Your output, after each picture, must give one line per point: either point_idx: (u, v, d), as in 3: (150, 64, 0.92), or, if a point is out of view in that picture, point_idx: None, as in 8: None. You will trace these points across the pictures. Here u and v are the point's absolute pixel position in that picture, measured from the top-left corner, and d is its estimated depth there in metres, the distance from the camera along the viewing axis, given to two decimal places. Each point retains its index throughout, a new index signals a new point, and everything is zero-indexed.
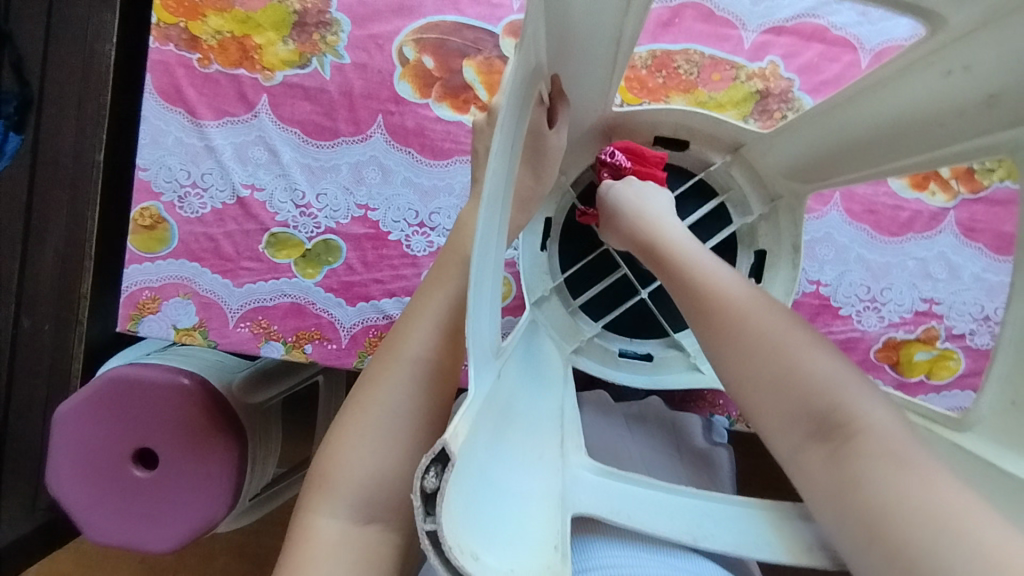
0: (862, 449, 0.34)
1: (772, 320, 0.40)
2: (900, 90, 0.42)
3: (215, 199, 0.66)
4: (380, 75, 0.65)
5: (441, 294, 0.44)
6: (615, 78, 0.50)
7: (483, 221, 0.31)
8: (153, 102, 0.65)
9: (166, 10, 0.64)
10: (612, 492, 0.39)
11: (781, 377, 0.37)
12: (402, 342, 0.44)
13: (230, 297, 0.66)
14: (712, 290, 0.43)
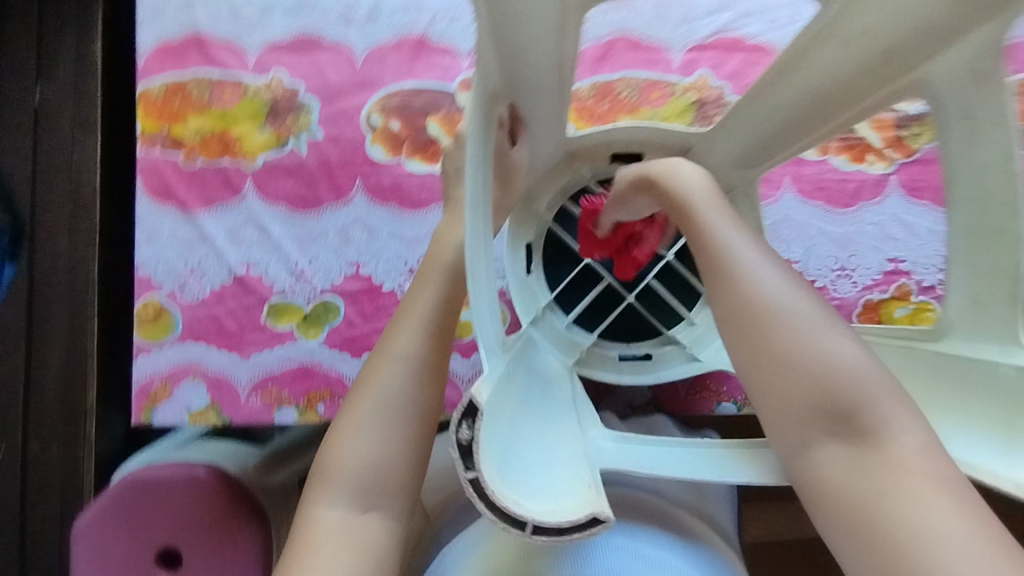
0: (897, 463, 0.33)
1: (828, 327, 0.37)
2: (813, 65, 0.47)
3: (213, 281, 0.69)
4: (354, 144, 0.71)
5: (428, 295, 0.49)
6: (565, 102, 0.57)
7: (472, 231, 0.36)
8: (146, 202, 0.70)
9: (148, 119, 0.70)
10: (632, 453, 0.40)
11: (827, 386, 0.35)
12: (392, 342, 0.47)
13: (238, 371, 0.68)
14: (778, 293, 0.38)
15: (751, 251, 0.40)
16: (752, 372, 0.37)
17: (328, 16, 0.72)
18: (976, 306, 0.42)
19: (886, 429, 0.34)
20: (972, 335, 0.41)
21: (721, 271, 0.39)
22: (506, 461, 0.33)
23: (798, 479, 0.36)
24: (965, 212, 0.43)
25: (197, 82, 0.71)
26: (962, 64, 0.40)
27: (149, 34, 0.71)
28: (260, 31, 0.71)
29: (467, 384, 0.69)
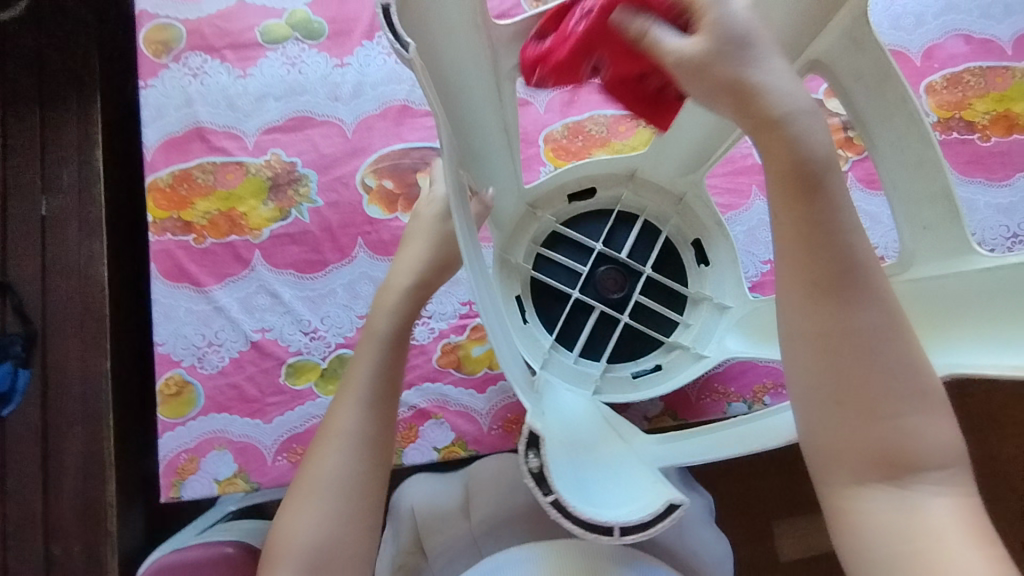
0: (934, 515, 0.36)
1: (923, 379, 0.37)
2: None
3: (231, 350, 0.72)
4: (352, 206, 0.76)
5: (361, 376, 0.54)
6: (516, 156, 0.61)
7: (475, 286, 0.42)
8: (161, 285, 0.74)
9: (159, 208, 0.75)
10: (678, 449, 0.45)
11: (895, 439, 0.37)
12: (331, 422, 0.54)
13: (263, 435, 0.70)
14: (884, 341, 0.36)
15: (866, 285, 0.37)
16: (834, 410, 0.37)
17: (317, 96, 0.79)
18: (926, 232, 0.44)
19: (931, 480, 0.37)
20: (934, 256, 0.44)
21: (817, 295, 0.37)
22: (577, 485, 0.37)
23: (831, 506, 0.39)
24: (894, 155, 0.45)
25: (202, 169, 0.77)
26: (839, 38, 0.45)
27: (154, 132, 0.77)
28: (256, 117, 0.78)
29: (485, 417, 0.72)
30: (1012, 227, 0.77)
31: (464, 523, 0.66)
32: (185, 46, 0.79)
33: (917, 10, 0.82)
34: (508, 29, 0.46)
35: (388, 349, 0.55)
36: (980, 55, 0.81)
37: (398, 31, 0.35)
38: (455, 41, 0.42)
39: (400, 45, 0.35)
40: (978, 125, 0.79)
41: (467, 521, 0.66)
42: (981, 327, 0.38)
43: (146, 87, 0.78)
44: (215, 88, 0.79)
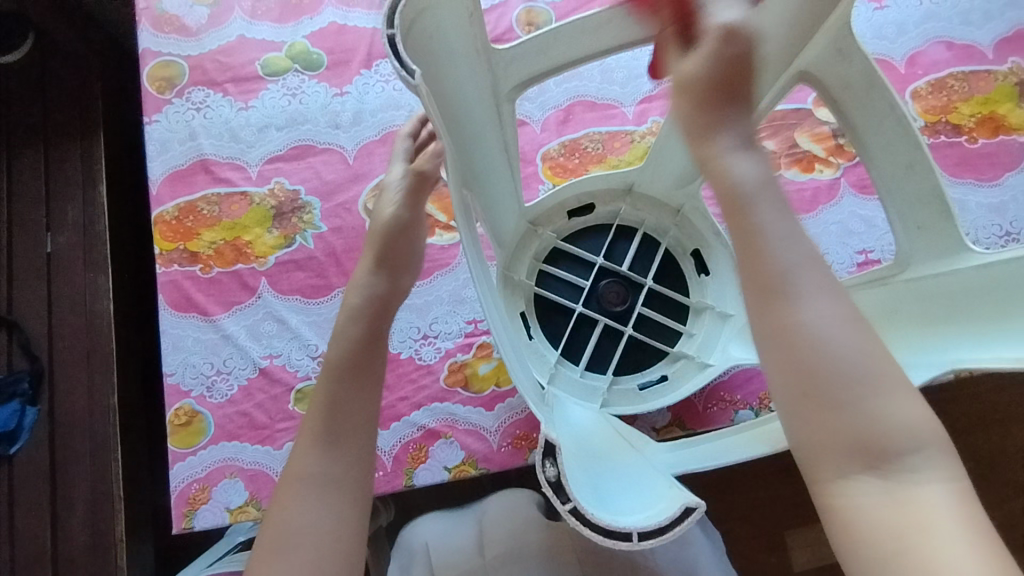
0: (926, 508, 0.33)
1: (882, 363, 0.35)
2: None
3: (239, 377, 0.73)
4: (355, 231, 0.77)
5: (324, 406, 0.48)
6: (517, 176, 0.62)
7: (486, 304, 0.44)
8: (169, 315, 0.74)
9: (165, 240, 0.76)
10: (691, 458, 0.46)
11: (868, 427, 0.35)
12: (293, 466, 0.47)
13: (273, 462, 0.71)
14: (840, 331, 0.36)
15: (807, 275, 0.36)
16: (796, 404, 0.36)
17: (318, 124, 0.80)
18: (921, 232, 0.45)
19: (917, 469, 0.34)
20: (931, 256, 0.45)
21: (764, 285, 0.37)
22: (596, 495, 0.38)
23: (821, 504, 0.37)
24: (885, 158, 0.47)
25: (207, 200, 0.78)
26: (827, 48, 0.46)
27: (159, 166, 0.79)
28: (259, 147, 0.80)
29: (495, 434, 0.71)
30: (1005, 226, 0.78)
31: (477, 559, 0.65)
32: (187, 81, 0.81)
33: (898, 19, 0.85)
34: (508, 53, 0.47)
35: (355, 372, 0.49)
36: (962, 60, 0.83)
37: (404, 60, 0.37)
38: (456, 66, 0.44)
39: (406, 73, 0.36)
40: (965, 128, 0.81)
41: (480, 558, 0.65)
42: (982, 325, 0.38)
43: (151, 122, 0.80)
44: (219, 120, 0.80)
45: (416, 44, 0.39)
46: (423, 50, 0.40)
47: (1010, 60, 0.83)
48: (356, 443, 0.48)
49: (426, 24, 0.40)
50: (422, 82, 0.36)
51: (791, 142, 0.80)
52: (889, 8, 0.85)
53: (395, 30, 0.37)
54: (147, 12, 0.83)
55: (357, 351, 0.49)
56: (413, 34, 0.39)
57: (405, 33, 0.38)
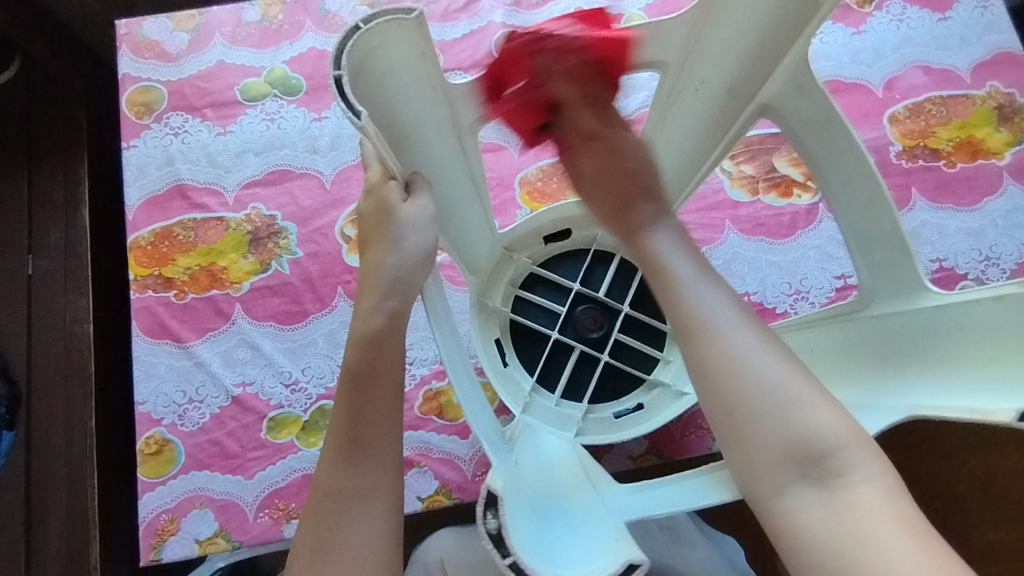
0: (859, 507, 0.37)
1: (795, 380, 0.40)
2: (682, 107, 0.56)
3: (212, 405, 0.72)
4: (331, 256, 0.77)
5: (351, 407, 0.44)
6: (487, 207, 0.64)
7: (443, 342, 0.45)
8: (143, 342, 0.74)
9: (140, 266, 0.76)
10: (650, 496, 0.46)
11: (795, 438, 0.39)
12: (321, 481, 0.44)
13: (244, 492, 0.70)
14: (763, 357, 0.41)
15: (724, 312, 0.43)
16: (726, 428, 0.40)
17: (295, 149, 0.80)
18: (882, 270, 0.47)
19: (853, 476, 0.38)
20: (895, 293, 0.46)
21: (691, 322, 0.43)
22: (536, 545, 0.39)
23: (763, 517, 0.39)
24: (845, 192, 0.49)
25: (183, 226, 0.78)
26: (784, 86, 0.48)
27: (136, 192, 0.79)
28: (236, 172, 0.80)
29: (469, 463, 0.71)
30: (984, 251, 0.78)
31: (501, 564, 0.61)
32: (166, 106, 0.81)
33: (875, 44, 0.85)
34: (463, 88, 0.49)
35: (376, 377, 0.44)
36: (939, 84, 0.83)
37: (350, 101, 0.38)
38: (413, 104, 0.46)
39: (352, 113, 0.37)
40: (943, 152, 0.81)
41: None
42: (944, 372, 0.41)
43: (129, 147, 0.80)
44: (196, 145, 0.80)
45: (364, 86, 0.41)
46: (370, 91, 0.42)
47: (988, 84, 0.83)
48: (386, 449, 0.44)
49: (378, 64, 0.42)
50: (369, 123, 0.38)
51: (769, 166, 0.80)
52: (866, 33, 0.86)
53: (343, 70, 0.38)
54: (128, 38, 0.84)
55: (376, 353, 0.44)
56: (358, 75, 0.40)
57: (353, 73, 0.39)
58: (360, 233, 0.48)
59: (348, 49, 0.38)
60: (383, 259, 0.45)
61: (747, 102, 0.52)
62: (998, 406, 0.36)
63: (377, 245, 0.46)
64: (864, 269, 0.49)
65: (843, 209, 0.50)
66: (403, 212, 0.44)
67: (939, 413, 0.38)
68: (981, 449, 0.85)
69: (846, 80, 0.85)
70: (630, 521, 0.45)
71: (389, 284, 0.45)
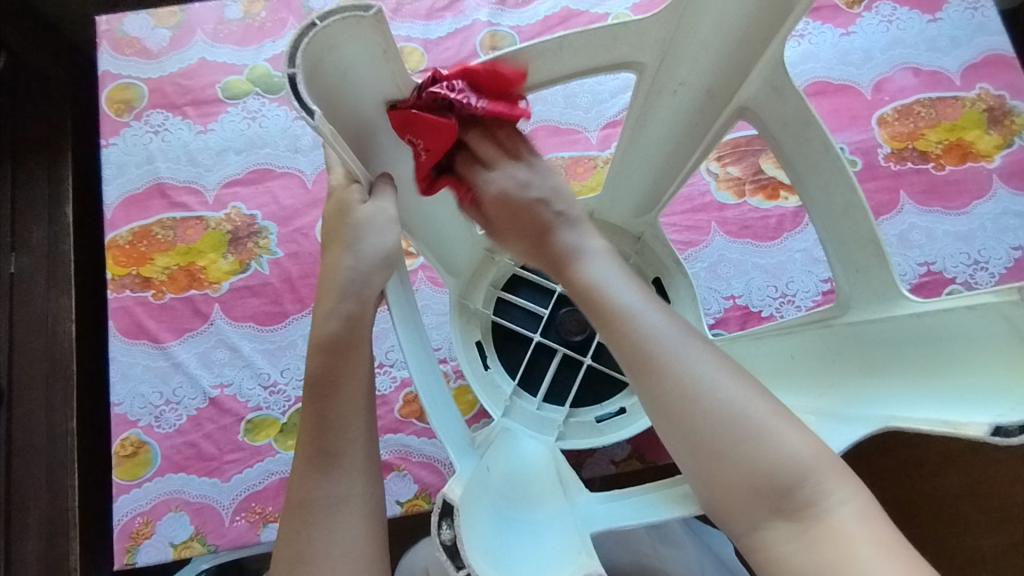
0: (836, 531, 0.36)
1: (755, 407, 0.40)
2: (660, 110, 0.56)
3: (188, 407, 0.71)
4: (312, 257, 0.76)
5: (319, 413, 0.43)
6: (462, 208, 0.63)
7: (408, 345, 0.44)
8: (119, 342, 0.73)
9: (118, 265, 0.75)
10: (619, 506, 0.44)
11: (762, 469, 0.38)
12: (294, 493, 0.43)
13: (220, 495, 0.69)
14: (716, 385, 0.40)
15: (678, 344, 0.42)
16: (693, 466, 0.40)
17: (277, 148, 0.79)
18: (859, 275, 0.47)
19: (825, 497, 0.38)
20: (871, 298, 0.46)
21: (643, 356, 0.42)
22: (492, 554, 0.38)
23: (748, 550, 0.39)
24: (822, 195, 0.49)
25: (162, 225, 0.77)
26: (761, 89, 0.49)
27: (115, 190, 0.78)
28: (217, 170, 0.79)
29: (449, 467, 0.70)
30: (972, 255, 0.77)
31: None
32: (146, 104, 0.80)
33: (864, 45, 0.84)
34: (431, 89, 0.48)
35: (340, 383, 0.43)
36: (929, 86, 0.83)
37: (304, 99, 0.37)
38: (377, 104, 0.46)
39: (306, 113, 0.37)
40: (932, 154, 0.80)
41: None
42: (922, 383, 0.40)
43: (108, 145, 0.79)
44: (176, 144, 0.79)
45: (320, 84, 0.40)
46: (327, 89, 0.41)
47: (978, 86, 0.82)
48: (356, 455, 0.43)
49: (335, 63, 0.41)
50: (323, 122, 0.37)
51: (756, 168, 0.79)
52: (855, 34, 0.85)
53: (297, 69, 0.37)
54: (108, 34, 0.83)
55: (338, 359, 0.44)
56: (314, 73, 0.40)
57: (308, 72, 0.39)
58: (322, 234, 0.46)
59: (303, 46, 0.38)
60: (340, 261, 0.44)
61: (726, 103, 0.52)
62: (967, 417, 0.36)
63: (335, 247, 0.45)
64: (842, 275, 0.48)
65: (820, 214, 0.50)
66: (360, 213, 0.43)
67: (912, 425, 0.37)
68: (969, 455, 0.84)
69: (834, 82, 0.84)
70: (596, 533, 0.43)
71: (344, 287, 0.43)
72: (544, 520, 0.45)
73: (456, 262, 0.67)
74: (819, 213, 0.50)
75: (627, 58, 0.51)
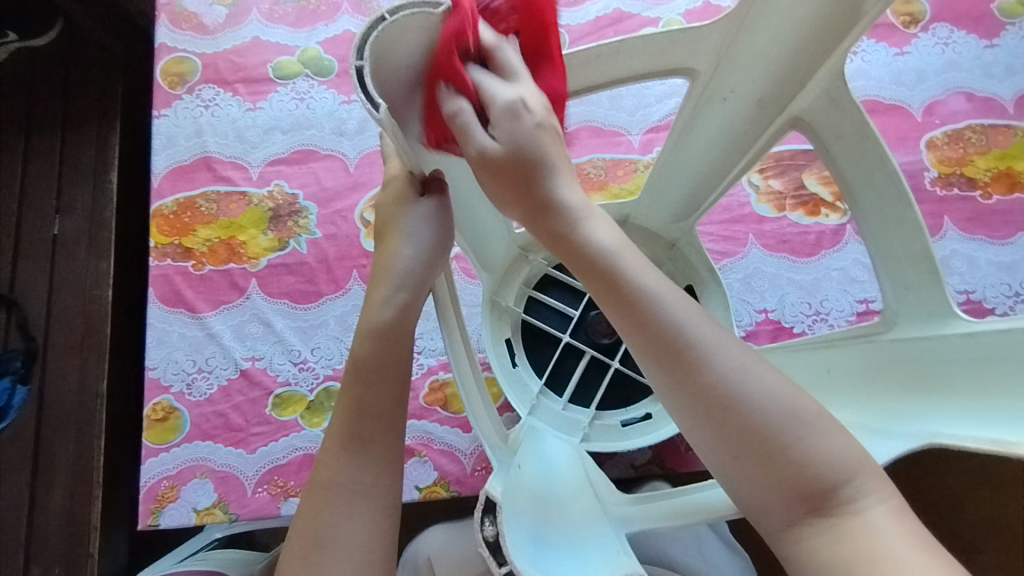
0: (873, 530, 0.33)
1: (780, 394, 0.36)
2: (709, 117, 0.55)
3: (220, 377, 0.73)
4: (350, 239, 0.77)
5: (356, 397, 0.44)
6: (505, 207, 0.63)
7: (451, 335, 0.45)
8: (157, 309, 0.75)
9: (161, 234, 0.76)
10: (649, 510, 0.46)
11: (793, 467, 0.35)
12: (321, 474, 0.43)
13: (246, 466, 0.70)
14: (736, 368, 0.36)
15: (697, 330, 0.37)
16: (725, 464, 0.36)
17: (323, 130, 0.81)
18: (908, 292, 0.47)
19: (860, 497, 0.34)
20: (915, 318, 0.46)
21: (663, 338, 0.37)
22: (530, 553, 0.40)
23: (783, 553, 0.35)
24: (874, 210, 0.48)
25: (206, 198, 0.78)
26: (819, 98, 0.48)
27: (163, 160, 0.79)
28: (262, 148, 0.80)
29: (470, 456, 0.71)
30: (1013, 286, 0.76)
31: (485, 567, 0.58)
32: (199, 78, 0.82)
33: (918, 67, 0.83)
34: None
35: (380, 370, 0.44)
36: (981, 113, 0.81)
37: (371, 93, 0.38)
38: None
39: (371, 106, 0.38)
40: (979, 182, 0.79)
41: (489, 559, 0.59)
42: (977, 402, 0.38)
43: (159, 116, 0.81)
44: (225, 119, 0.81)
45: (386, 77, 0.41)
46: (391, 83, 0.41)
47: None
48: (387, 444, 0.44)
49: (401, 57, 0.41)
50: (387, 116, 0.38)
51: (798, 182, 0.78)
52: (909, 55, 0.84)
53: (365, 61, 0.38)
54: (166, 8, 0.84)
55: (382, 347, 0.44)
56: (381, 67, 0.40)
57: (375, 65, 0.39)
58: (374, 224, 0.47)
59: (372, 40, 0.38)
60: (396, 250, 0.44)
61: (777, 113, 0.52)
62: (1013, 436, 0.34)
63: (389, 237, 0.45)
64: (889, 291, 0.48)
65: (871, 229, 0.49)
66: (416, 207, 0.45)
67: (954, 442, 0.36)
68: (992, 486, 0.82)
69: (884, 101, 0.83)
70: (631, 533, 0.45)
71: (401, 277, 0.44)
72: (574, 517, 0.46)
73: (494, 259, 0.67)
74: (869, 229, 0.49)
75: (682, 63, 0.51)
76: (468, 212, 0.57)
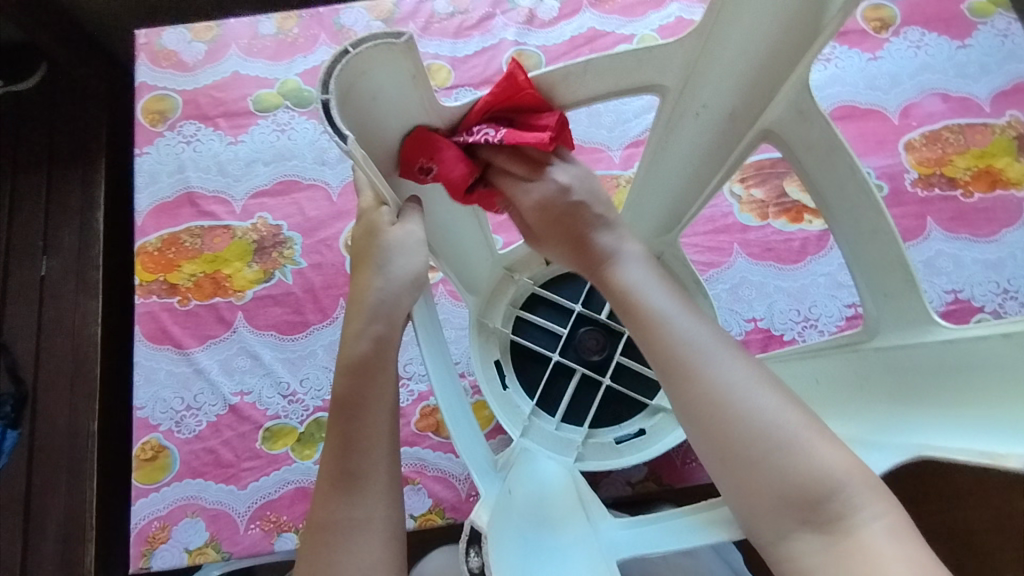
0: (866, 546, 0.36)
1: (789, 415, 0.39)
2: (680, 136, 0.55)
3: (209, 413, 0.72)
4: (335, 268, 0.77)
5: (344, 432, 0.43)
6: (485, 228, 0.63)
7: (433, 363, 0.45)
8: (144, 347, 0.74)
9: (146, 271, 0.76)
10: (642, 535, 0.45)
11: (790, 485, 0.38)
12: (315, 514, 0.43)
13: (237, 502, 0.69)
14: (745, 388, 0.40)
15: (707, 350, 0.42)
16: (719, 471, 0.40)
17: (305, 160, 0.81)
18: (889, 300, 0.47)
19: (856, 514, 0.37)
20: (898, 326, 0.46)
21: (670, 359, 0.42)
22: None
23: (773, 562, 0.39)
24: (849, 218, 0.48)
25: (190, 233, 0.78)
26: (786, 111, 0.48)
27: (147, 198, 0.80)
28: (245, 181, 0.80)
29: (464, 482, 0.70)
30: (1002, 283, 0.76)
31: None
32: (180, 115, 0.83)
33: (892, 70, 0.84)
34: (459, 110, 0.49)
35: (365, 404, 0.44)
36: (957, 113, 0.82)
37: (337, 125, 0.38)
38: (404, 126, 0.47)
39: (339, 138, 0.37)
40: (960, 181, 0.79)
41: None
42: (971, 412, 0.38)
43: (141, 154, 0.81)
44: (207, 153, 0.81)
45: (351, 108, 0.41)
46: (359, 113, 0.42)
47: (1007, 113, 0.81)
48: (379, 477, 0.43)
49: (367, 87, 0.42)
50: (356, 147, 0.38)
51: (780, 190, 0.78)
52: (882, 59, 0.84)
53: (331, 95, 0.39)
54: (147, 47, 0.85)
55: (365, 381, 0.44)
56: (347, 98, 0.40)
57: (341, 97, 0.40)
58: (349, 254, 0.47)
59: (335, 73, 0.39)
60: (370, 281, 0.45)
61: (748, 126, 0.52)
62: (1003, 448, 0.34)
63: (365, 268, 0.45)
64: (869, 299, 0.48)
65: (848, 238, 0.49)
66: (390, 235, 0.44)
67: (945, 455, 0.36)
68: (1004, 483, 0.80)
69: (860, 106, 0.84)
70: (622, 560, 0.44)
71: (375, 308, 0.44)
72: (567, 544, 0.46)
73: (478, 281, 0.67)
74: (846, 237, 0.49)
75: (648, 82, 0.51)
76: (448, 235, 0.57)
